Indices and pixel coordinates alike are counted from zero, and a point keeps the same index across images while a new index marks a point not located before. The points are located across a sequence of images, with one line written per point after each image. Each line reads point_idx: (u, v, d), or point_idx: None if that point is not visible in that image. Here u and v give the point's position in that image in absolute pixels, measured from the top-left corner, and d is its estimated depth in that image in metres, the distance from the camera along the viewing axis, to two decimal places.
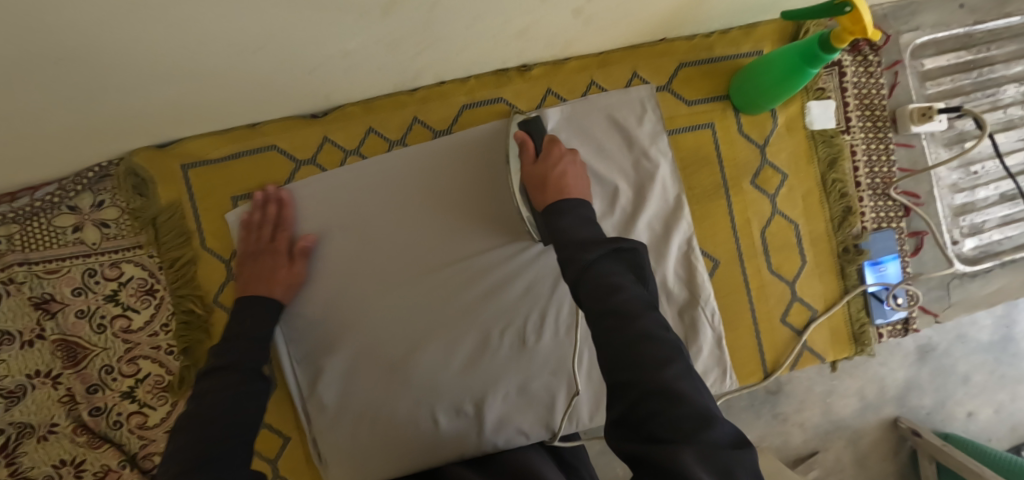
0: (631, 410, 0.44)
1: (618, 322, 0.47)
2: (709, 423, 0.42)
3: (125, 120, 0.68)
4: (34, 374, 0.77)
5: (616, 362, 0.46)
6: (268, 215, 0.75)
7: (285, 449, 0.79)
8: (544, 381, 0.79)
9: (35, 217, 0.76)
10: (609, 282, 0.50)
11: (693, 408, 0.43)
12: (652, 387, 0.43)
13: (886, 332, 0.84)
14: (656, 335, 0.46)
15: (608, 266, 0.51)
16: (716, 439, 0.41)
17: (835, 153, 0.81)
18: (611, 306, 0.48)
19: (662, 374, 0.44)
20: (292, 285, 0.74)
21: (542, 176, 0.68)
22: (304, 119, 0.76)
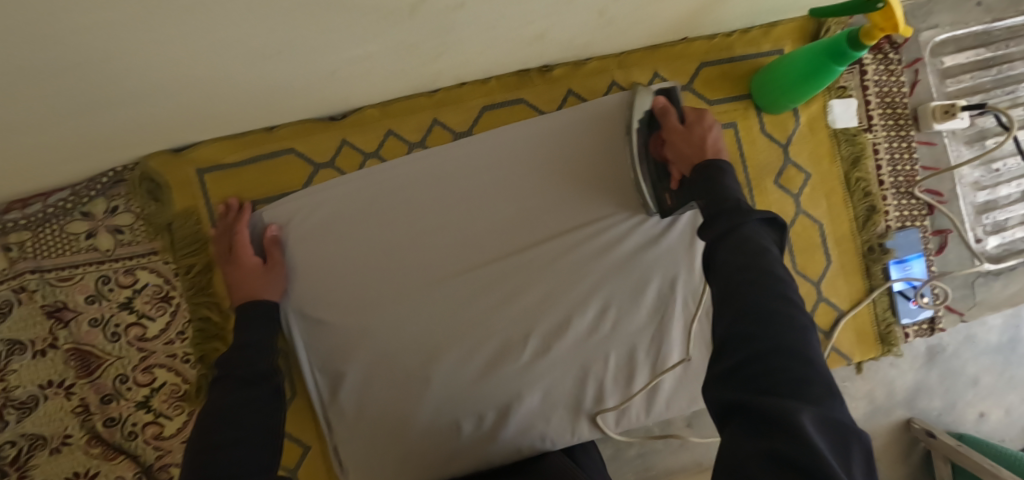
0: (748, 361, 0.42)
1: (754, 277, 0.46)
2: (831, 400, 0.41)
3: (136, 129, 0.66)
4: (46, 384, 0.77)
5: (739, 314, 0.45)
6: (224, 221, 0.74)
7: (305, 458, 0.77)
8: (571, 386, 0.77)
9: (48, 224, 0.76)
10: (753, 243, 0.49)
11: (813, 373, 0.41)
12: (772, 344, 0.42)
13: (912, 332, 0.83)
14: (785, 298, 0.45)
15: (754, 228, 0.51)
16: (834, 413, 0.39)
17: (857, 152, 0.80)
18: (751, 260, 0.48)
19: (792, 333, 0.43)
20: (277, 278, 0.73)
21: (695, 139, 0.66)
22: (322, 121, 0.75)
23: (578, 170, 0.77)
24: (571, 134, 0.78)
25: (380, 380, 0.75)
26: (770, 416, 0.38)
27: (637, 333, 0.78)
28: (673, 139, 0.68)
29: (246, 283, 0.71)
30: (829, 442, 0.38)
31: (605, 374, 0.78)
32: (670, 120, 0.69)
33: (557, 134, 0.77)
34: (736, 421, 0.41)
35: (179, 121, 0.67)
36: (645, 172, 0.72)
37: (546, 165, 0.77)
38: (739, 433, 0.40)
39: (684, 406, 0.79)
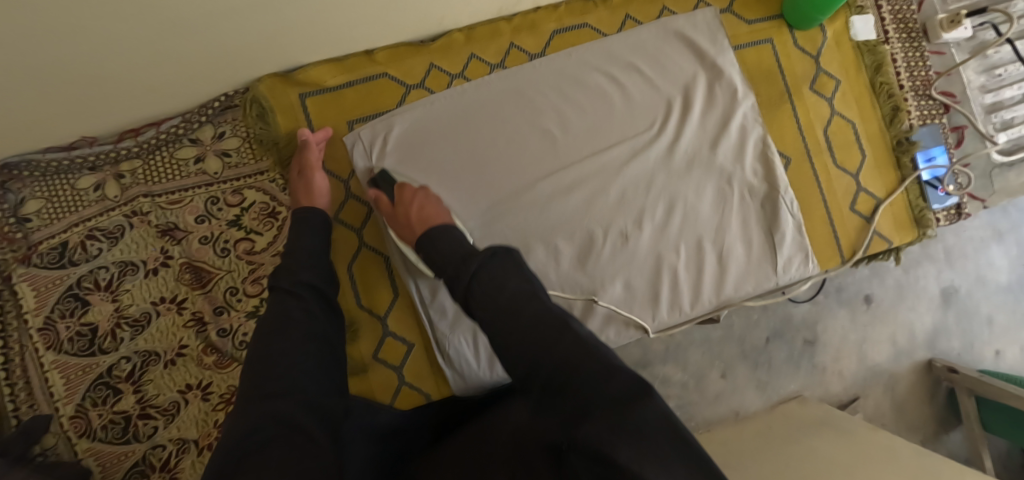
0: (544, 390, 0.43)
1: (509, 321, 0.46)
2: (608, 379, 0.40)
3: (259, 44, 0.74)
4: (158, 302, 0.81)
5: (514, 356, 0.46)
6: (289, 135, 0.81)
7: (408, 356, 0.82)
8: (649, 274, 0.85)
9: (160, 151, 0.82)
10: (494, 280, 0.49)
11: (586, 368, 0.41)
12: (553, 364, 0.43)
13: (942, 217, 0.93)
14: (542, 321, 0.46)
15: (497, 270, 0.49)
16: (620, 390, 0.39)
17: (879, 59, 0.91)
18: (507, 304, 0.47)
19: (556, 341, 0.43)
20: (313, 185, 0.76)
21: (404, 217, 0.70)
22: (414, 45, 0.84)
23: (640, 83, 0.87)
24: (633, 52, 0.88)
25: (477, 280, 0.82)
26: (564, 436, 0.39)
27: (703, 225, 0.86)
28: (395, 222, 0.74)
29: (295, 193, 0.77)
30: (621, 432, 0.36)
31: (676, 263, 0.86)
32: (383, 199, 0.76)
33: (621, 51, 0.87)
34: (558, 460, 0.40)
35: (302, 35, 0.76)
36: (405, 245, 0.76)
37: (613, 79, 0.87)
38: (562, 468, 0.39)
39: (749, 290, 0.87)
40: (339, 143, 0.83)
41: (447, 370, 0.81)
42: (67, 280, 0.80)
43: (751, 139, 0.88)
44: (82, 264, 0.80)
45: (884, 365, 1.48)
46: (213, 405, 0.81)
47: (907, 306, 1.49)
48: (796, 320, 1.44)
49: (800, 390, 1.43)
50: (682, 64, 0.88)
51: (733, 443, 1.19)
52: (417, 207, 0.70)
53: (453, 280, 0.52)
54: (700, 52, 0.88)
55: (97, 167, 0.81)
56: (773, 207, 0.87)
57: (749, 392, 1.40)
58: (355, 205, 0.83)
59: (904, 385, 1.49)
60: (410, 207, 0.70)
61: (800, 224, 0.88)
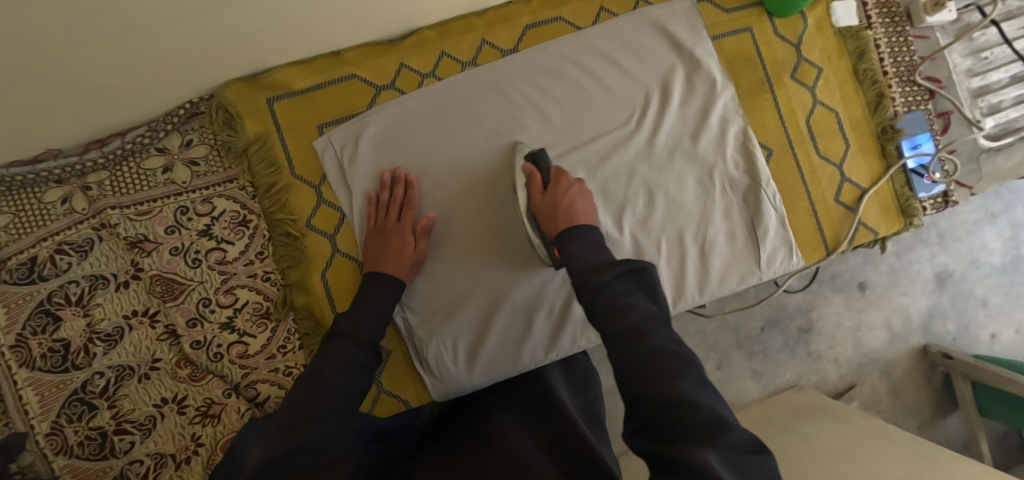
0: (655, 418, 0.46)
1: (628, 343, 0.50)
2: (726, 429, 0.44)
3: (219, 48, 0.72)
4: (130, 315, 0.80)
5: (628, 371, 0.49)
6: (396, 195, 0.79)
7: (388, 362, 0.80)
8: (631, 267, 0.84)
9: (127, 161, 0.80)
10: (623, 302, 0.54)
11: (705, 411, 0.45)
12: (672, 397, 0.45)
13: (929, 205, 0.91)
14: (669, 351, 0.49)
15: (621, 289, 0.55)
16: (733, 442, 0.43)
17: (862, 45, 0.89)
18: (629, 325, 0.51)
19: (679, 377, 0.47)
20: (416, 264, 0.78)
21: (552, 206, 0.72)
22: (383, 45, 0.81)
23: (617, 77, 0.85)
24: (611, 44, 0.85)
25: (453, 268, 0.81)
26: (674, 457, 0.42)
27: (684, 220, 0.85)
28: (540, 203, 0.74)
29: (396, 255, 0.77)
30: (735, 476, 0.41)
31: (658, 259, 0.84)
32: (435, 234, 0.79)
33: (598, 44, 0.85)
34: (654, 473, 0.44)
35: (264, 37, 0.73)
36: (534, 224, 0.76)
37: (591, 74, 0.84)
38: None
39: (733, 283, 0.85)
40: (310, 148, 0.81)
41: (425, 374, 0.80)
42: (38, 296, 0.78)
43: (730, 131, 0.86)
44: (52, 279, 0.79)
45: (880, 351, 1.47)
46: (189, 419, 0.79)
47: (901, 291, 1.47)
48: (791, 308, 1.42)
49: (797, 378, 1.42)
50: (660, 55, 0.86)
51: None
52: (568, 200, 0.71)
53: (583, 289, 0.57)
54: (678, 43, 0.86)
55: (64, 180, 0.79)
56: (756, 201, 0.85)
57: (744, 381, 1.39)
58: (327, 210, 0.81)
59: (901, 370, 1.48)
60: (565, 199, 0.71)
61: (783, 217, 0.86)
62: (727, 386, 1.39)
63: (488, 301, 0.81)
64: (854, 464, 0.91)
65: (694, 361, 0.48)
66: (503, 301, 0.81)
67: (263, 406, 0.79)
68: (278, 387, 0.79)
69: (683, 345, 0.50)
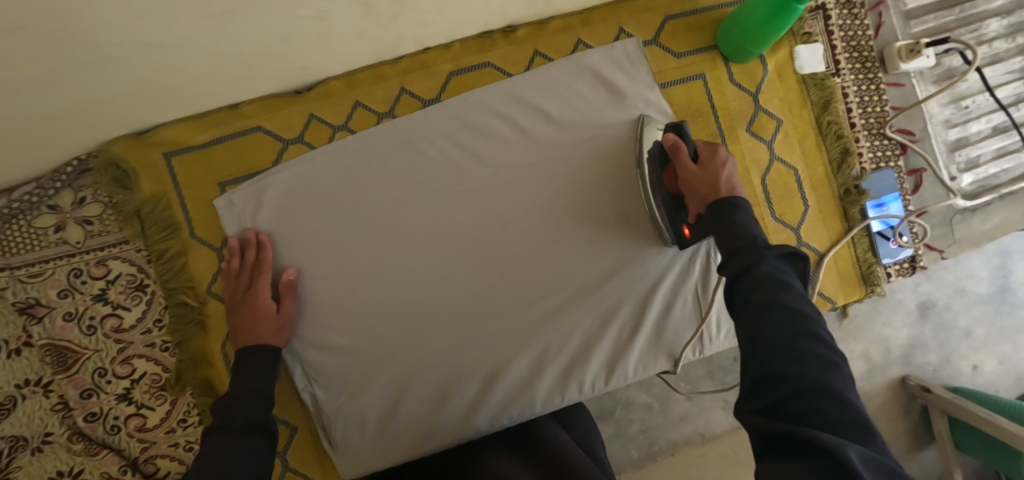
0: (790, 401, 0.42)
1: (767, 319, 0.46)
2: (869, 438, 0.40)
3: (97, 108, 0.65)
4: (22, 383, 0.73)
5: (758, 343, 0.46)
6: (247, 260, 0.73)
7: (293, 439, 0.75)
8: (591, 329, 0.77)
9: (14, 219, 0.73)
10: (778, 279, 0.49)
11: (850, 413, 0.41)
12: (810, 383, 0.42)
13: (894, 271, 0.83)
14: (824, 342, 0.45)
15: (778, 268, 0.50)
16: (876, 452, 0.39)
17: (827, 95, 0.80)
18: (779, 301, 0.47)
19: (823, 368, 0.43)
20: (284, 326, 0.73)
21: (706, 180, 0.64)
22: (287, 96, 0.75)
23: (547, 129, 0.77)
24: (540, 93, 0.77)
25: (360, 346, 0.75)
26: (804, 441, 0.38)
27: (625, 292, 0.78)
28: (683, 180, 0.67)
29: (254, 326, 0.71)
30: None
31: (588, 331, 0.77)
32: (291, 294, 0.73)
33: (526, 94, 0.77)
34: (773, 450, 0.41)
35: (144, 95, 0.66)
36: (660, 204, 0.74)
37: (519, 127, 0.77)
38: (781, 459, 0.39)
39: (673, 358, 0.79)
40: (210, 208, 0.75)
41: (331, 452, 0.75)
42: None
43: None
44: None
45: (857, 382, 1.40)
46: None
47: (882, 321, 1.41)
48: None
49: None
50: (600, 104, 0.78)
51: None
52: (725, 174, 0.63)
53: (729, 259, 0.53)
54: (618, 92, 0.78)
55: None
56: None
57: None
58: None
59: (878, 402, 1.41)
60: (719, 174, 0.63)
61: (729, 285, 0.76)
62: None
63: (400, 377, 0.75)
64: None
65: (842, 357, 0.45)
66: (417, 377, 0.75)
67: None
68: (178, 462, 0.75)
69: (827, 337, 0.46)
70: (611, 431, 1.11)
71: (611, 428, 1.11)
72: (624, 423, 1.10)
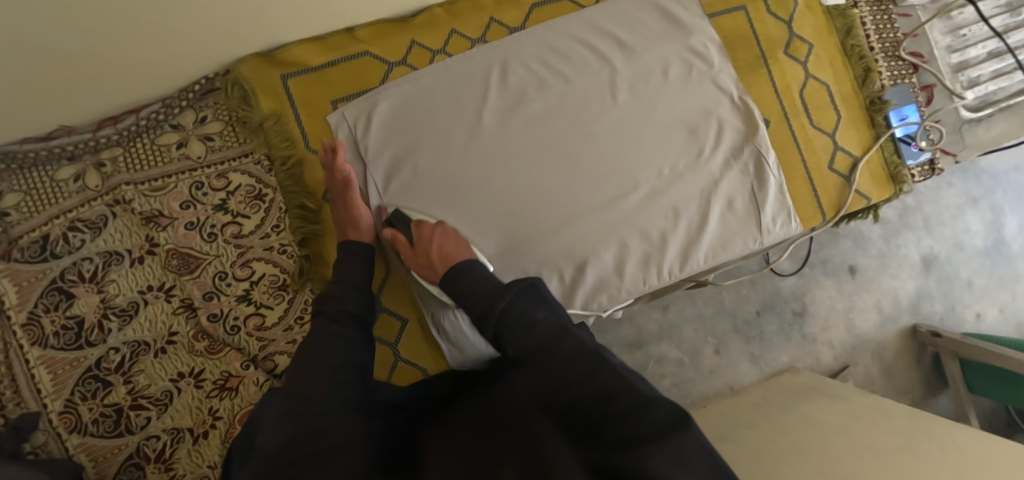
0: (581, 422, 0.45)
1: (541, 355, 0.51)
2: (647, 409, 0.43)
3: (240, 21, 0.74)
4: (145, 290, 0.80)
5: (550, 384, 0.48)
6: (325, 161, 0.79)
7: (404, 332, 0.82)
8: (665, 224, 0.87)
9: (140, 138, 0.81)
10: (525, 321, 0.54)
11: (623, 398, 0.44)
12: (587, 397, 0.46)
13: (917, 173, 0.96)
14: (582, 352, 0.50)
15: (523, 307, 0.55)
16: (658, 418, 0.42)
17: (849, 23, 0.94)
18: (538, 339, 0.52)
19: (586, 378, 0.47)
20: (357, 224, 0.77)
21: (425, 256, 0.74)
22: (393, 23, 0.84)
23: (619, 54, 0.88)
24: (612, 22, 0.88)
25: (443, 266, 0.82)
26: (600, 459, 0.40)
27: (691, 193, 0.88)
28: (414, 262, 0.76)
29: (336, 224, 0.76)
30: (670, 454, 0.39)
31: (662, 228, 0.87)
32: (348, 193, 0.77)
33: (598, 22, 0.88)
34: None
35: (283, 13, 0.75)
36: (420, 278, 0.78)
37: (595, 51, 0.88)
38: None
39: (737, 249, 0.88)
40: (324, 123, 0.83)
41: (439, 340, 0.81)
42: (50, 274, 0.77)
43: (725, 108, 0.89)
44: (64, 257, 0.78)
45: (871, 333, 1.51)
46: (206, 392, 0.79)
47: (890, 275, 1.53)
48: (785, 293, 1.46)
49: (792, 361, 1.45)
50: (661, 31, 0.89)
51: (732, 414, 1.21)
52: (437, 245, 0.73)
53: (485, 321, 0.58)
54: (675, 20, 0.90)
55: (77, 157, 0.79)
56: (759, 167, 0.89)
57: (743, 364, 1.41)
58: None
59: (892, 351, 1.53)
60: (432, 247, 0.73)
61: (782, 183, 0.90)
62: (726, 370, 1.40)
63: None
64: (856, 437, 0.95)
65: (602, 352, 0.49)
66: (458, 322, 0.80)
67: (282, 378, 0.80)
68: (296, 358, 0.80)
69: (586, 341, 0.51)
70: None
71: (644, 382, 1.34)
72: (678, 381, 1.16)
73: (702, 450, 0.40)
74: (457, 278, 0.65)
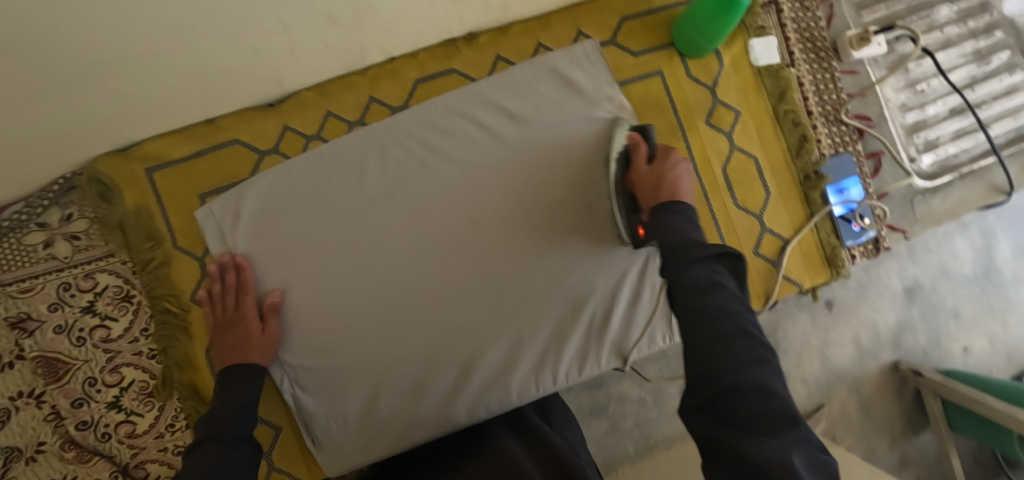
0: (719, 398, 0.42)
1: (697, 323, 0.47)
2: (793, 423, 0.41)
3: (83, 125, 0.69)
4: (16, 396, 0.76)
5: (700, 353, 0.45)
6: (226, 282, 0.76)
7: (278, 439, 0.80)
8: (560, 320, 0.79)
9: (4, 237, 0.76)
10: (710, 281, 0.49)
11: (775, 401, 0.42)
12: (732, 377, 0.43)
13: (858, 253, 0.86)
14: (749, 338, 0.46)
15: (710, 269, 0.50)
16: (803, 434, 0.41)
17: (782, 85, 0.83)
18: (709, 305, 0.47)
19: (746, 364, 0.44)
20: (271, 346, 0.74)
21: (656, 179, 0.66)
22: (261, 109, 0.79)
23: (511, 129, 0.80)
24: (503, 94, 0.80)
25: (356, 341, 0.76)
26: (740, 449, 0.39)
27: (591, 283, 0.79)
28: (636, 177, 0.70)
29: (240, 344, 0.73)
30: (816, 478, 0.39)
31: (557, 324, 0.79)
32: (273, 316, 0.74)
33: (487, 95, 0.80)
34: (714, 457, 0.40)
35: (134, 119, 0.71)
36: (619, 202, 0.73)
37: (484, 128, 0.80)
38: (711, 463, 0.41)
39: None
40: (191, 218, 0.78)
41: (313, 447, 0.79)
42: None
43: None
44: None
45: (848, 368, 1.28)
46: None
47: (870, 306, 1.29)
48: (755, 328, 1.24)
49: None
50: (561, 102, 0.81)
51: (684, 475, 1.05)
52: (673, 176, 0.65)
53: (680, 258, 0.51)
54: (574, 90, 0.80)
55: None
56: None
57: None
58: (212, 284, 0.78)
59: (871, 386, 1.29)
60: (670, 176, 0.65)
61: None
62: None
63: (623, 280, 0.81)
64: None
65: (769, 352, 0.46)
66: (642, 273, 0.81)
67: None
68: (168, 467, 0.78)
69: (751, 331, 0.47)
70: (604, 428, 1.06)
71: (605, 424, 1.05)
72: (616, 418, 1.06)
73: (825, 471, 0.40)
74: (673, 217, 0.58)
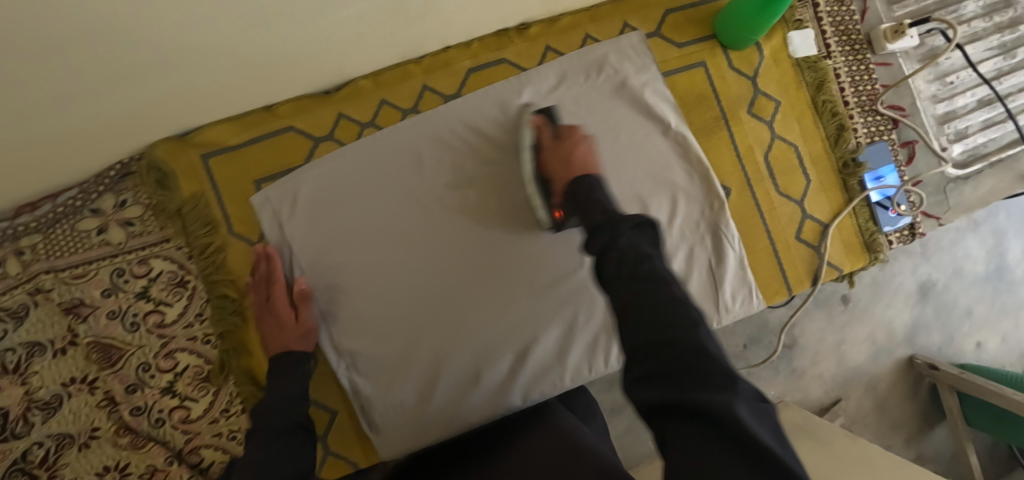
0: (660, 363, 0.42)
1: (643, 289, 0.46)
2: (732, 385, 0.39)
3: (149, 109, 0.70)
4: (69, 382, 0.76)
5: (646, 320, 0.44)
6: (259, 273, 0.76)
7: (334, 423, 0.82)
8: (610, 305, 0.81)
9: (58, 224, 0.75)
10: (636, 251, 0.49)
11: (714, 364, 0.40)
12: (678, 343, 0.42)
13: (895, 239, 0.89)
14: (684, 299, 0.45)
15: (635, 239, 0.51)
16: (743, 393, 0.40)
17: (820, 76, 0.87)
18: (648, 272, 0.47)
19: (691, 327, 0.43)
20: (308, 333, 0.75)
21: (566, 156, 0.69)
22: (318, 96, 0.80)
23: None
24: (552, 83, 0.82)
25: (413, 326, 0.77)
26: (687, 408, 0.38)
27: None
28: (549, 156, 0.72)
29: (279, 334, 0.74)
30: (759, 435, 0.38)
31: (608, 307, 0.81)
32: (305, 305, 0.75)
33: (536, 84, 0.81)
34: (663, 420, 0.40)
35: (198, 104, 0.72)
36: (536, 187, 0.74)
37: None
38: (670, 424, 0.40)
39: None
40: (247, 204, 0.79)
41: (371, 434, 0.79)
42: None
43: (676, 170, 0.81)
44: None
45: (862, 365, 1.29)
46: None
47: (884, 304, 1.29)
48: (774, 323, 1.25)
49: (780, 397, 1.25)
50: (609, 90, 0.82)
51: None
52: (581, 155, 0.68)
53: (617, 227, 0.52)
54: (621, 79, 0.81)
55: None
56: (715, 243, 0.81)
57: None
58: None
59: (886, 383, 1.31)
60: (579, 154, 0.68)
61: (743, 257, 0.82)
62: None
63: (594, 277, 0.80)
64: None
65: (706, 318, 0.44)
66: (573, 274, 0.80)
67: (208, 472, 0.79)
68: (222, 452, 0.79)
69: None
70: (624, 424, 1.06)
71: (625, 421, 1.05)
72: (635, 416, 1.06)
73: (770, 421, 0.40)
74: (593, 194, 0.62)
